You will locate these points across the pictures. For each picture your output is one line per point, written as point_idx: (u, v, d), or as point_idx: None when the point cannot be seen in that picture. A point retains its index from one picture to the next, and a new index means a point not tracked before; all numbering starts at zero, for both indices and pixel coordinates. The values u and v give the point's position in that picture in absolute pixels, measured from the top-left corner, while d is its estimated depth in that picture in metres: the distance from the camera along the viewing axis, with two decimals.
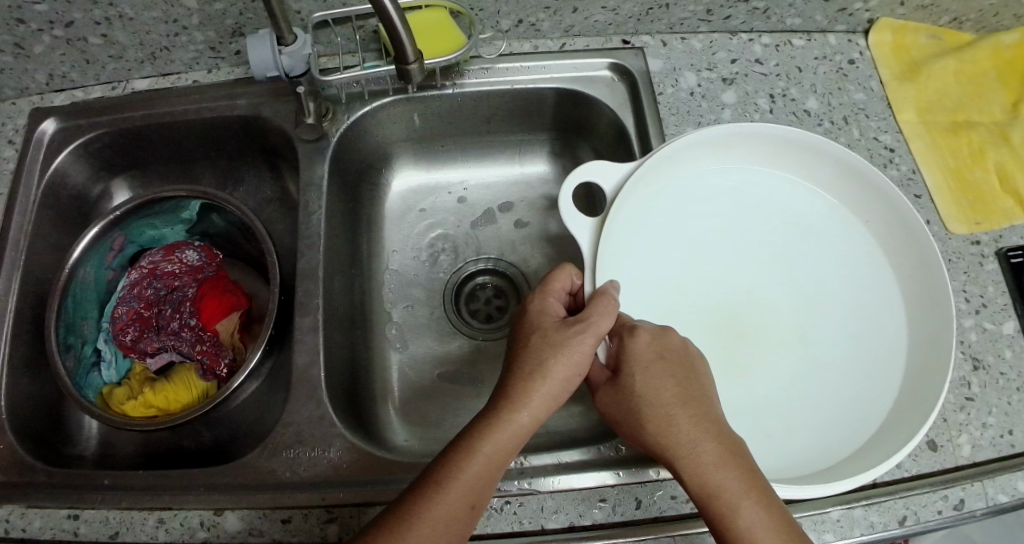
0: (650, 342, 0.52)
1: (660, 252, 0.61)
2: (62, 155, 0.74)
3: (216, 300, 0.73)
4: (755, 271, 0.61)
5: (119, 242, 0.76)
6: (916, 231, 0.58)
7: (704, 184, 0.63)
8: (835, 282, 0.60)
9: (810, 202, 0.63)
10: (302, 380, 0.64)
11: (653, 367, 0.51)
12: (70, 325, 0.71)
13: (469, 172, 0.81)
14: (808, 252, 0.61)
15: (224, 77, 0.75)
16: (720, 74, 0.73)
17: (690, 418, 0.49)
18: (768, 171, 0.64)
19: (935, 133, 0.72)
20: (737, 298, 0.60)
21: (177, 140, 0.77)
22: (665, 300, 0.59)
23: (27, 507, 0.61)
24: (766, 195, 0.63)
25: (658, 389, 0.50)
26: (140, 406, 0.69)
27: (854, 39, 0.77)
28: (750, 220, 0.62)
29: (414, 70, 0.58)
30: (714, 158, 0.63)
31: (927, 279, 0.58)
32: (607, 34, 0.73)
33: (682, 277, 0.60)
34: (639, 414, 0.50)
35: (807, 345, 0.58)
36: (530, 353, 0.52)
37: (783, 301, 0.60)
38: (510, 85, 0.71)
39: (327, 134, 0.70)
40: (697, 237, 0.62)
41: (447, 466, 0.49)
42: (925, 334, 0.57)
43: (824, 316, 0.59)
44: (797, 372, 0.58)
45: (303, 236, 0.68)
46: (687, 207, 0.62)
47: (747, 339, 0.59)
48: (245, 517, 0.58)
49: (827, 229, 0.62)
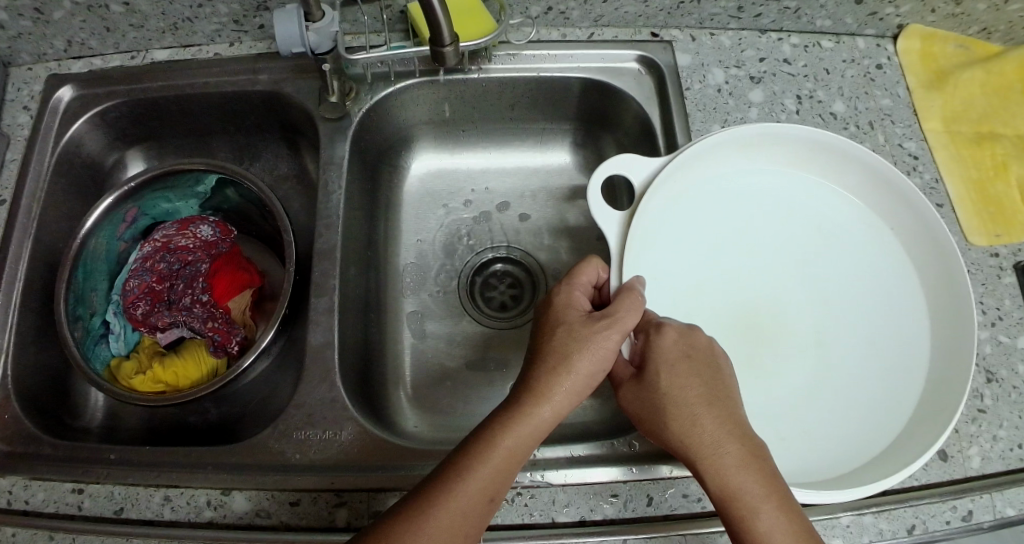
0: (676, 340, 0.52)
1: (684, 251, 0.60)
2: (78, 123, 0.73)
3: (230, 277, 0.72)
4: (779, 274, 0.61)
5: (132, 214, 0.75)
6: (943, 240, 0.58)
7: (733, 184, 0.62)
8: (858, 288, 0.60)
9: (838, 207, 0.63)
10: (314, 361, 0.63)
11: (678, 366, 0.51)
12: (80, 296, 0.70)
13: (490, 159, 0.80)
14: (833, 257, 0.61)
15: (245, 51, 0.74)
16: (748, 72, 0.72)
17: (714, 419, 0.49)
18: (796, 174, 0.63)
19: (959, 144, 0.72)
20: (758, 300, 0.60)
21: (194, 113, 0.76)
22: (686, 299, 0.59)
23: (30, 479, 0.60)
24: (793, 197, 0.63)
25: (682, 388, 0.50)
26: (149, 380, 0.69)
27: (883, 43, 0.76)
28: (777, 222, 0.62)
29: (449, 53, 0.57)
30: (743, 158, 0.63)
31: (951, 289, 0.57)
32: (635, 26, 0.73)
33: (705, 276, 0.60)
34: (662, 412, 0.50)
35: (828, 349, 0.58)
36: (555, 346, 0.51)
37: (806, 305, 0.60)
38: (536, 73, 0.71)
39: (349, 114, 0.70)
40: (722, 237, 0.61)
41: (466, 457, 0.48)
42: (947, 343, 0.57)
43: (847, 321, 0.59)
44: (815, 377, 0.57)
45: (321, 216, 0.67)
46: (713, 206, 0.62)
47: (767, 342, 0.58)
48: (253, 498, 0.58)
49: (853, 234, 0.62)
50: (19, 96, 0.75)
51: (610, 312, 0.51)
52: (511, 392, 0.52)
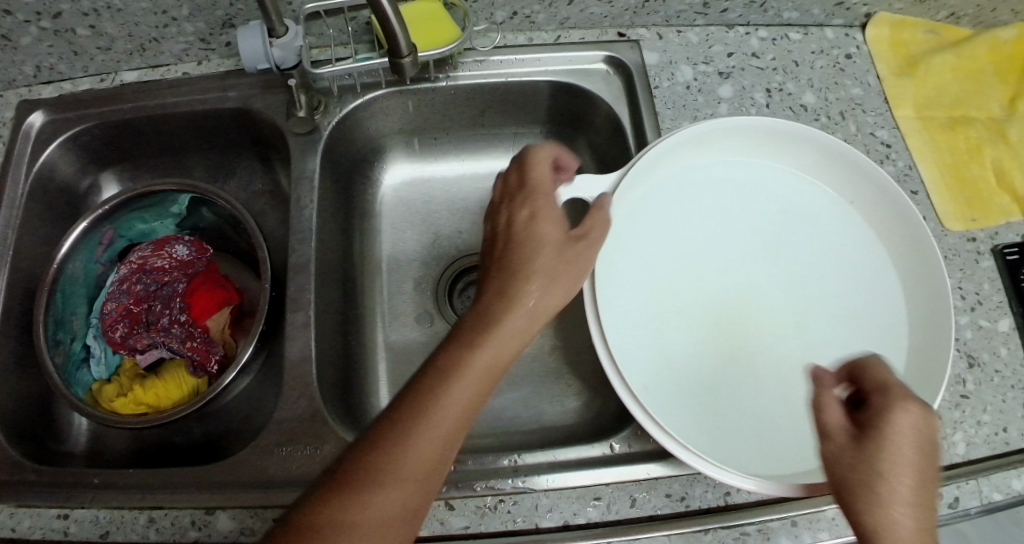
0: (920, 429, 0.39)
1: (653, 252, 0.60)
2: (51, 148, 0.74)
3: (207, 296, 0.72)
4: (751, 268, 0.60)
5: (109, 236, 0.76)
6: (915, 223, 0.58)
7: (701, 181, 0.63)
8: (832, 274, 0.60)
9: (811, 198, 0.63)
10: (293, 377, 0.63)
11: (897, 449, 0.39)
12: (60, 321, 0.71)
13: (463, 166, 0.80)
14: (810, 248, 0.61)
15: (214, 69, 0.74)
16: (717, 67, 0.72)
17: (921, 530, 0.37)
18: (767, 168, 0.64)
19: (932, 129, 0.72)
20: (732, 298, 0.59)
21: (166, 132, 0.76)
22: (656, 300, 0.59)
23: (16, 506, 0.61)
24: (753, 185, 0.63)
25: (903, 479, 0.38)
26: (130, 402, 0.69)
27: (851, 33, 0.76)
28: (748, 216, 0.62)
29: (408, 64, 0.57)
30: (709, 154, 0.63)
31: (927, 274, 0.57)
32: (602, 27, 0.73)
33: (675, 276, 0.60)
34: (867, 488, 0.39)
35: (803, 341, 0.58)
36: (534, 261, 0.51)
37: (782, 296, 0.59)
38: (505, 77, 0.70)
39: (319, 127, 0.69)
40: (691, 235, 0.61)
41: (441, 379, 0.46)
42: (924, 326, 0.56)
43: (818, 307, 0.59)
44: (790, 371, 0.57)
45: (294, 230, 0.66)
46: (680, 204, 0.62)
47: (741, 337, 0.58)
48: (237, 516, 0.59)
49: (826, 223, 0.62)
50: None
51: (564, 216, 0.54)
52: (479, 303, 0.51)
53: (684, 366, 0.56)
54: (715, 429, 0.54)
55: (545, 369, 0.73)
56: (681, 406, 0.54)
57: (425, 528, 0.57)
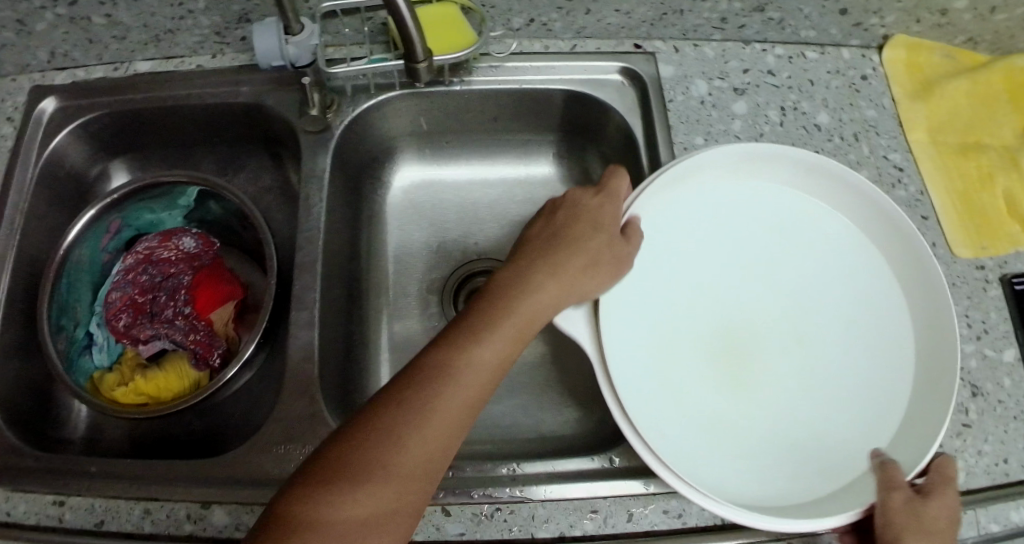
0: (951, 510, 0.50)
1: (655, 275, 0.60)
2: (62, 135, 0.74)
3: (212, 289, 0.72)
4: (753, 291, 0.60)
5: (116, 225, 0.76)
6: (919, 245, 0.58)
7: (705, 205, 0.63)
8: (836, 299, 0.60)
9: (816, 225, 0.62)
10: (295, 376, 0.63)
11: (942, 532, 0.48)
12: (63, 306, 0.72)
13: (474, 170, 0.79)
14: (816, 275, 0.61)
15: (228, 63, 0.74)
16: (731, 83, 0.72)
17: None
18: (773, 195, 0.63)
19: (944, 154, 0.71)
20: (735, 321, 0.59)
21: (176, 125, 0.76)
22: (659, 326, 0.58)
23: (12, 491, 0.63)
24: (757, 209, 0.63)
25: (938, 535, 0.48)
26: (130, 393, 0.69)
27: (868, 54, 0.76)
28: (752, 239, 0.62)
29: (423, 70, 0.57)
30: (712, 179, 0.63)
31: (932, 295, 0.57)
32: (619, 37, 0.72)
33: (678, 298, 0.59)
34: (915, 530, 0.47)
35: (807, 365, 0.57)
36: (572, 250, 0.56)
37: (786, 319, 0.59)
38: (519, 85, 0.70)
39: (331, 126, 0.69)
40: (693, 258, 0.61)
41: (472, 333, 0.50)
42: (930, 349, 0.56)
43: (823, 332, 0.58)
44: (793, 399, 0.56)
45: (302, 228, 0.66)
46: (684, 230, 0.62)
47: (742, 365, 0.57)
48: (233, 512, 0.60)
49: (831, 248, 0.61)
50: None
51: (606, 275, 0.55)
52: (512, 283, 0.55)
53: (688, 394, 0.55)
54: (722, 458, 0.53)
55: (547, 378, 0.73)
56: (686, 436, 0.53)
57: (420, 534, 0.57)
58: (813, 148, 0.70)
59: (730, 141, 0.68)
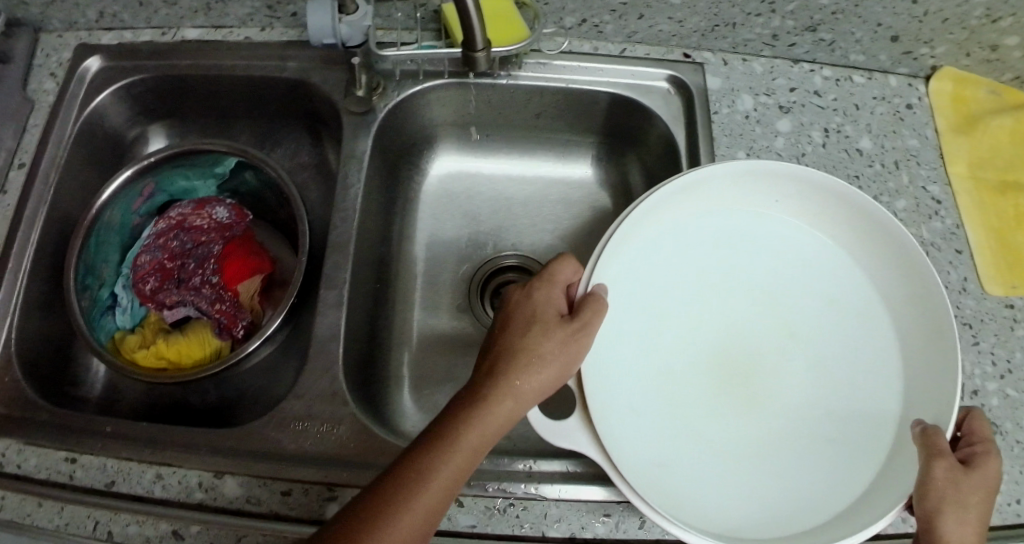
0: (994, 480, 0.46)
1: (636, 297, 0.58)
2: (103, 94, 0.74)
3: (241, 261, 0.72)
4: (740, 311, 0.58)
5: (149, 189, 0.76)
6: (891, 229, 0.55)
7: (690, 232, 0.60)
8: (830, 322, 0.57)
9: (789, 236, 0.60)
10: (319, 353, 0.63)
11: (985, 506, 0.45)
12: (90, 266, 0.72)
13: (510, 165, 0.79)
14: (801, 295, 0.58)
15: (276, 37, 0.74)
16: (777, 101, 0.71)
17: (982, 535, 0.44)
18: (733, 220, 0.61)
19: (983, 190, 0.71)
20: (719, 340, 0.57)
21: (218, 95, 0.76)
22: (636, 359, 0.56)
23: (24, 444, 0.63)
24: (744, 234, 0.61)
25: (983, 503, 0.45)
26: (151, 356, 0.69)
27: (915, 83, 0.75)
28: (743, 265, 0.60)
29: (481, 59, 0.57)
30: (697, 206, 0.61)
31: (915, 277, 0.55)
32: (668, 45, 0.73)
33: (659, 320, 0.58)
34: (957, 500, 0.44)
35: (792, 388, 0.55)
36: (528, 347, 0.50)
37: (773, 340, 0.57)
38: (565, 84, 0.70)
39: (375, 109, 0.69)
40: (677, 280, 0.59)
41: (434, 449, 0.47)
42: (925, 337, 0.54)
43: (814, 356, 0.56)
44: (789, 415, 0.54)
45: (338, 208, 0.66)
46: (646, 260, 0.59)
47: (723, 384, 0.56)
48: (245, 484, 0.60)
49: (807, 256, 0.60)
50: (47, 62, 0.77)
51: (563, 372, 0.50)
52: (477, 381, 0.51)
53: (678, 429, 0.54)
54: (727, 487, 0.51)
55: None
56: (688, 482, 0.51)
57: None
58: (854, 173, 0.70)
59: (772, 158, 0.68)
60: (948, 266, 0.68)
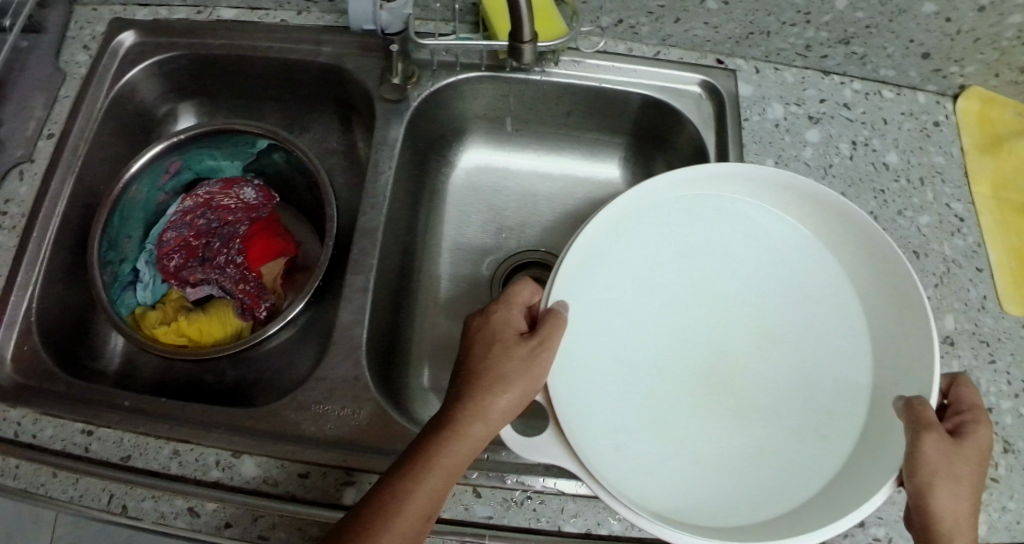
0: (984, 448, 0.47)
1: (601, 294, 0.57)
2: (136, 69, 0.74)
3: (266, 242, 0.72)
4: (712, 302, 0.58)
5: (176, 166, 0.76)
6: (852, 211, 0.56)
7: (656, 232, 0.60)
8: (804, 313, 0.57)
9: (760, 230, 0.60)
10: (342, 337, 0.63)
11: (977, 474, 0.46)
12: (113, 240, 0.72)
13: (538, 162, 0.80)
14: (777, 290, 0.58)
15: (312, 21, 0.74)
16: (807, 111, 0.72)
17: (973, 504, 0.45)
18: (700, 224, 0.60)
19: (1004, 210, 0.71)
20: (688, 330, 0.57)
21: (250, 76, 0.76)
22: (605, 352, 0.56)
23: (41, 414, 0.62)
24: (715, 231, 0.60)
25: (973, 473, 0.45)
26: (172, 333, 0.69)
27: (942, 101, 0.76)
28: (715, 260, 0.60)
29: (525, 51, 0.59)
30: (661, 209, 0.60)
31: (882, 255, 0.55)
32: (702, 51, 0.73)
33: (626, 315, 0.57)
34: (948, 472, 0.45)
35: (763, 377, 0.55)
36: (492, 366, 0.51)
37: (743, 331, 0.57)
38: (598, 83, 0.71)
39: (408, 98, 0.70)
40: (644, 277, 0.59)
41: (404, 477, 0.47)
42: (897, 312, 0.54)
43: (785, 349, 0.56)
44: (759, 402, 0.54)
45: (368, 194, 0.67)
46: (611, 267, 0.58)
47: (693, 374, 0.55)
48: (263, 465, 0.59)
49: (779, 247, 0.59)
50: (81, 35, 0.77)
51: (530, 390, 0.50)
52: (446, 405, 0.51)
53: (663, 426, 0.53)
54: (706, 475, 0.51)
55: None
56: (683, 480, 0.51)
57: (448, 510, 0.58)
58: (879, 186, 0.70)
59: (800, 167, 0.69)
60: (968, 283, 0.68)
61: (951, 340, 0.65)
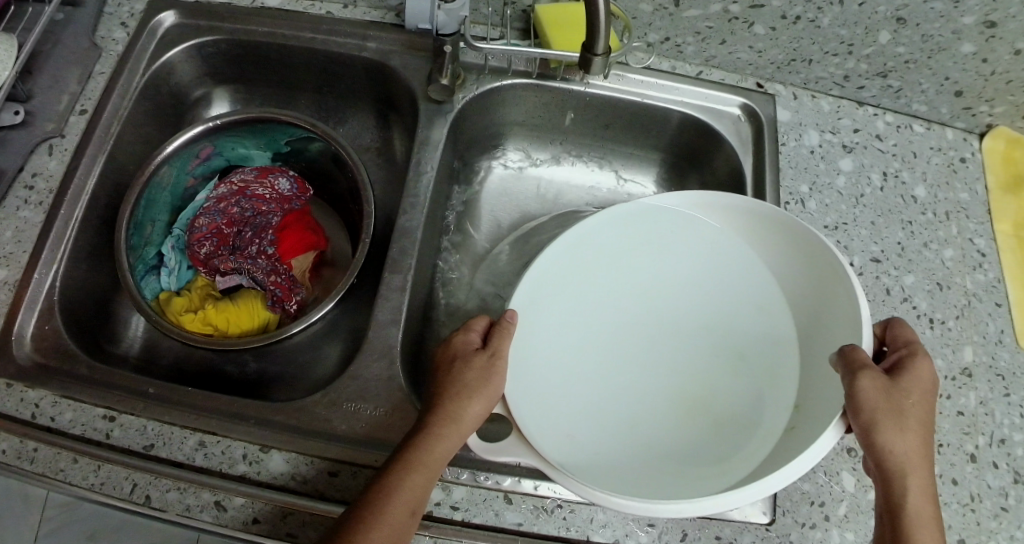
0: (927, 381, 0.49)
1: (554, 317, 0.59)
2: (175, 50, 0.73)
3: (298, 235, 0.72)
4: (662, 311, 0.61)
5: (206, 152, 0.75)
6: (773, 214, 0.57)
7: (607, 256, 0.62)
8: (748, 316, 0.60)
9: (702, 248, 0.62)
10: (376, 336, 0.63)
11: (921, 407, 0.48)
12: (141, 225, 0.71)
13: (573, 172, 0.81)
14: (724, 297, 0.61)
15: (359, 16, 0.74)
16: (841, 140, 0.74)
17: (920, 434, 0.48)
18: (642, 246, 0.62)
19: None
20: (637, 339, 0.60)
21: (291, 65, 0.76)
22: (562, 367, 0.58)
23: (61, 396, 0.60)
24: (663, 246, 0.62)
25: (915, 405, 0.48)
26: (198, 321, 0.68)
27: (969, 139, 0.77)
28: (666, 274, 0.62)
29: (597, 62, 0.57)
30: (609, 238, 0.62)
31: (808, 244, 0.57)
32: (743, 73, 0.75)
33: (580, 331, 0.60)
34: (890, 409, 0.47)
35: (708, 378, 0.58)
36: (457, 378, 0.51)
37: (690, 336, 0.60)
38: (640, 97, 0.72)
39: (452, 100, 0.70)
40: (595, 294, 0.61)
41: (387, 480, 0.48)
42: (827, 295, 0.56)
43: (730, 349, 0.59)
44: (708, 398, 0.57)
45: (409, 193, 0.67)
46: (563, 298, 0.60)
47: (644, 377, 0.58)
48: (292, 461, 0.58)
49: (721, 257, 0.61)
50: (119, 12, 0.75)
51: (493, 397, 0.51)
52: (420, 416, 0.52)
53: (637, 433, 0.55)
54: (661, 460, 0.54)
55: None
56: (661, 474, 0.52)
57: (477, 515, 0.56)
58: (907, 218, 0.72)
59: (833, 196, 0.71)
60: (988, 317, 0.69)
61: (968, 372, 0.66)
